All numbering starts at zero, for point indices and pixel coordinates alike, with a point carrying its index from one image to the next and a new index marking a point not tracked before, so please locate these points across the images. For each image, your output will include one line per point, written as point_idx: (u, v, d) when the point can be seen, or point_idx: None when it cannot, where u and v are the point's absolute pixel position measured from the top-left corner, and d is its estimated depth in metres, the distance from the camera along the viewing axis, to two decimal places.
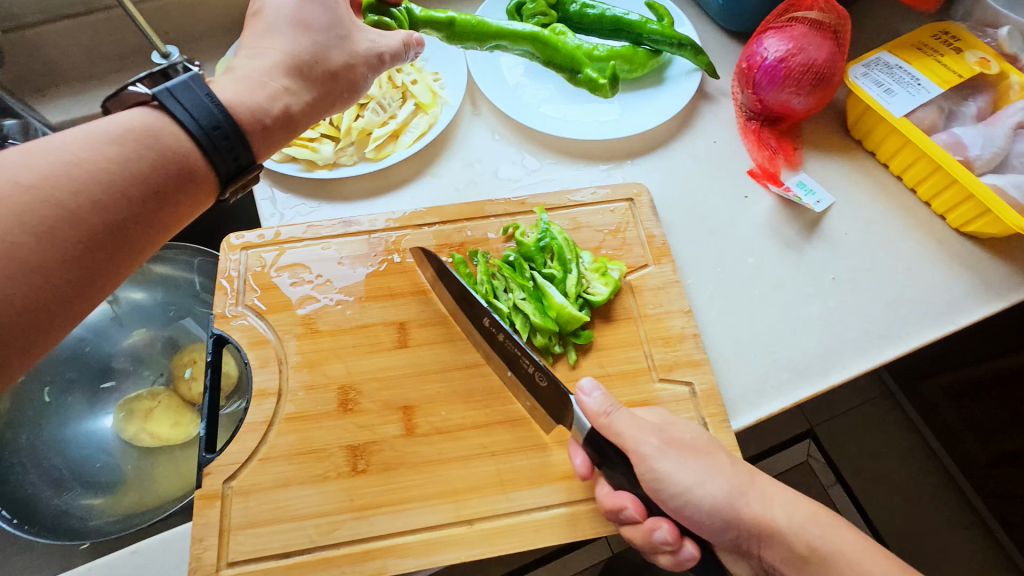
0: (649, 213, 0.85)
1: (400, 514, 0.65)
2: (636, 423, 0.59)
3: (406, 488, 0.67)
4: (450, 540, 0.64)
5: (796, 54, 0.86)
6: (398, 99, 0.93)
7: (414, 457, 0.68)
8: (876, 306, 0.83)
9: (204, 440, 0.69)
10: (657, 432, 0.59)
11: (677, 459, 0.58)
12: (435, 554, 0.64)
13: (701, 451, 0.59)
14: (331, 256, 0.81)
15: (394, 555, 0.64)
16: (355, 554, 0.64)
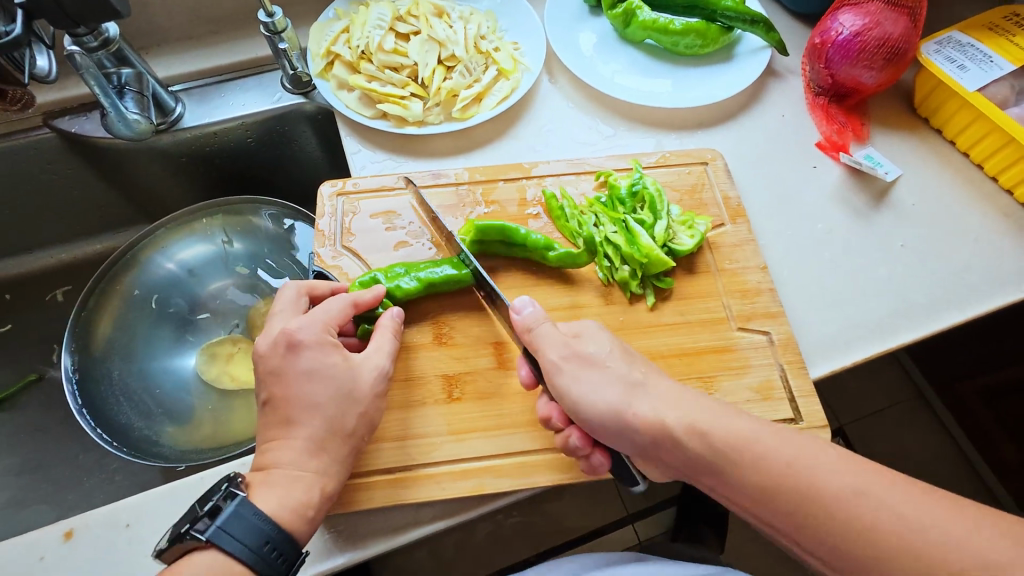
0: (724, 176, 0.90)
1: (496, 439, 0.69)
2: (576, 374, 0.62)
3: (500, 415, 0.71)
4: (544, 465, 0.68)
5: (871, 28, 0.89)
6: (482, 65, 0.97)
7: (507, 388, 0.73)
8: (946, 271, 0.85)
9: None
10: (562, 345, 0.64)
11: (574, 371, 0.63)
12: (530, 476, 0.68)
13: (598, 362, 0.63)
14: (422, 206, 0.86)
15: (490, 475, 0.67)
16: (454, 472, 0.68)
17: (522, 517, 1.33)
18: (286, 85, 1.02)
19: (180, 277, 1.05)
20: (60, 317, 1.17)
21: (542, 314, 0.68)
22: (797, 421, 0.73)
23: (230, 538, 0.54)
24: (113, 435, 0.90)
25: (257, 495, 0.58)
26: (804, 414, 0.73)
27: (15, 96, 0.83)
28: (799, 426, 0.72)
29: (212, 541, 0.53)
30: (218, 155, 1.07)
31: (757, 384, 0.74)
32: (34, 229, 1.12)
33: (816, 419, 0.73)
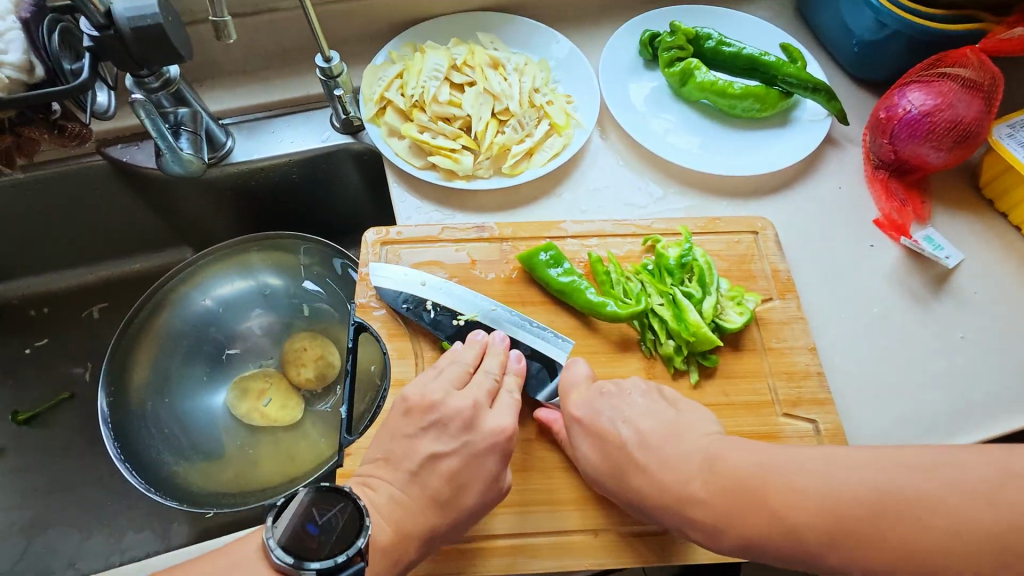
0: (774, 247, 0.85)
1: (531, 517, 0.67)
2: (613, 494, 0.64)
3: (536, 490, 0.68)
4: (578, 546, 0.67)
5: (943, 109, 0.86)
6: (534, 119, 0.96)
7: (544, 461, 0.70)
8: (1008, 369, 0.82)
9: (343, 423, 0.71)
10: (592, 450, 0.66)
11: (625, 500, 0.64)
12: (564, 558, 0.66)
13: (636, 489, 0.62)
14: (465, 260, 0.84)
15: (523, 555, 0.66)
16: (486, 549, 0.66)
17: None
18: (335, 125, 1.02)
19: (216, 308, 1.04)
20: (96, 334, 1.18)
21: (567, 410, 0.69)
22: None
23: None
24: (144, 470, 0.90)
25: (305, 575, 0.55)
26: None
27: (74, 131, 0.83)
28: None
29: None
30: (262, 189, 1.07)
31: None
32: (79, 246, 1.13)
33: None
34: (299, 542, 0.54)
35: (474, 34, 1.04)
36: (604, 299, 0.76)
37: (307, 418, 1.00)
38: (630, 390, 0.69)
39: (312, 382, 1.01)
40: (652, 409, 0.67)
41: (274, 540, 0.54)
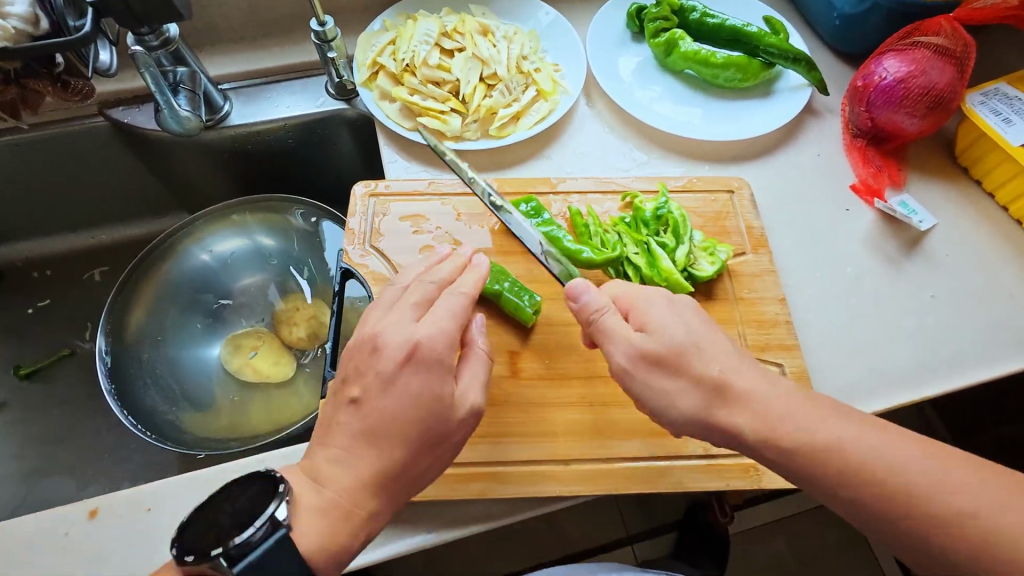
0: (748, 206, 0.90)
1: (505, 446, 0.70)
2: (644, 380, 0.61)
3: (511, 423, 0.72)
4: (549, 474, 0.69)
5: (917, 75, 0.89)
6: (522, 84, 0.99)
7: (518, 397, 0.74)
8: (976, 325, 0.84)
9: (329, 358, 0.76)
10: (626, 343, 0.62)
11: (642, 378, 0.61)
12: (535, 485, 0.69)
13: (673, 368, 0.60)
14: (450, 212, 0.88)
15: (495, 481, 0.69)
16: (461, 475, 0.69)
17: (523, 527, 1.33)
18: (330, 91, 1.05)
19: (212, 267, 1.08)
20: (96, 295, 1.21)
21: (603, 299, 0.66)
22: None
23: (253, 571, 0.53)
24: (138, 416, 0.94)
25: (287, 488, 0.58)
26: None
27: (78, 87, 0.86)
28: None
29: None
30: (258, 154, 1.10)
31: None
32: (82, 209, 1.17)
33: None
34: (208, 537, 0.54)
35: (466, 5, 1.08)
36: (580, 246, 0.81)
37: (298, 373, 1.02)
38: (648, 300, 0.64)
39: (303, 340, 1.05)
40: (676, 323, 0.62)
41: (178, 548, 0.53)
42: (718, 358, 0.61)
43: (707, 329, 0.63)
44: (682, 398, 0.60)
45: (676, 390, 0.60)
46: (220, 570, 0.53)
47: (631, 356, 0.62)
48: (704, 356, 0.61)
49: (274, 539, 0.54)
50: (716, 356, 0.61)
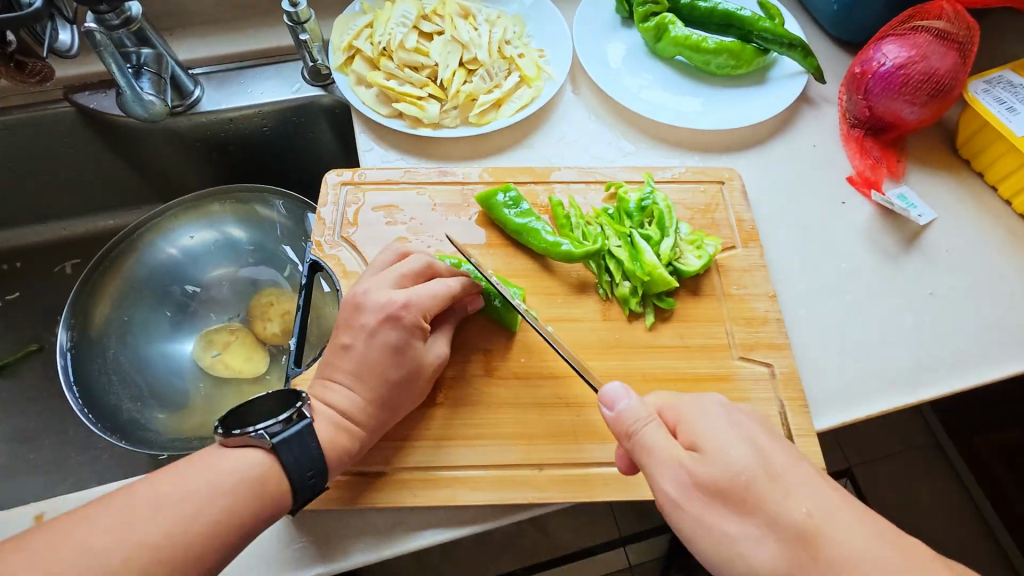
0: (739, 197, 0.86)
1: (476, 449, 0.67)
2: (701, 518, 0.50)
3: (484, 425, 0.68)
4: (522, 480, 0.65)
5: (917, 61, 0.85)
6: (504, 70, 0.94)
7: (492, 397, 0.70)
8: (977, 324, 0.80)
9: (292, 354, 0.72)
10: (675, 473, 0.51)
11: (699, 516, 0.50)
12: (507, 491, 0.65)
13: (746, 505, 0.49)
14: (426, 202, 0.84)
15: (465, 486, 0.65)
16: (429, 480, 0.65)
17: (508, 529, 1.28)
18: (305, 76, 1.02)
19: (183, 260, 1.04)
20: (66, 288, 1.16)
21: (644, 409, 0.55)
22: None
23: (287, 450, 0.56)
24: (100, 413, 0.90)
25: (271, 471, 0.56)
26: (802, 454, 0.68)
27: (36, 68, 0.82)
28: None
29: (273, 447, 0.56)
30: (231, 142, 1.06)
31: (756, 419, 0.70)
32: (48, 199, 1.11)
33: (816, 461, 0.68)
34: (243, 417, 0.57)
35: None
36: (559, 238, 0.77)
37: (272, 371, 0.98)
38: (711, 413, 0.55)
39: (278, 336, 1.00)
40: (740, 444, 0.52)
41: (220, 425, 0.57)
42: (804, 492, 0.50)
43: (786, 453, 0.52)
44: (760, 542, 0.49)
45: (746, 532, 0.49)
46: (260, 444, 0.56)
47: (684, 486, 0.51)
48: (786, 489, 0.50)
49: (304, 422, 0.58)
50: (807, 491, 0.50)
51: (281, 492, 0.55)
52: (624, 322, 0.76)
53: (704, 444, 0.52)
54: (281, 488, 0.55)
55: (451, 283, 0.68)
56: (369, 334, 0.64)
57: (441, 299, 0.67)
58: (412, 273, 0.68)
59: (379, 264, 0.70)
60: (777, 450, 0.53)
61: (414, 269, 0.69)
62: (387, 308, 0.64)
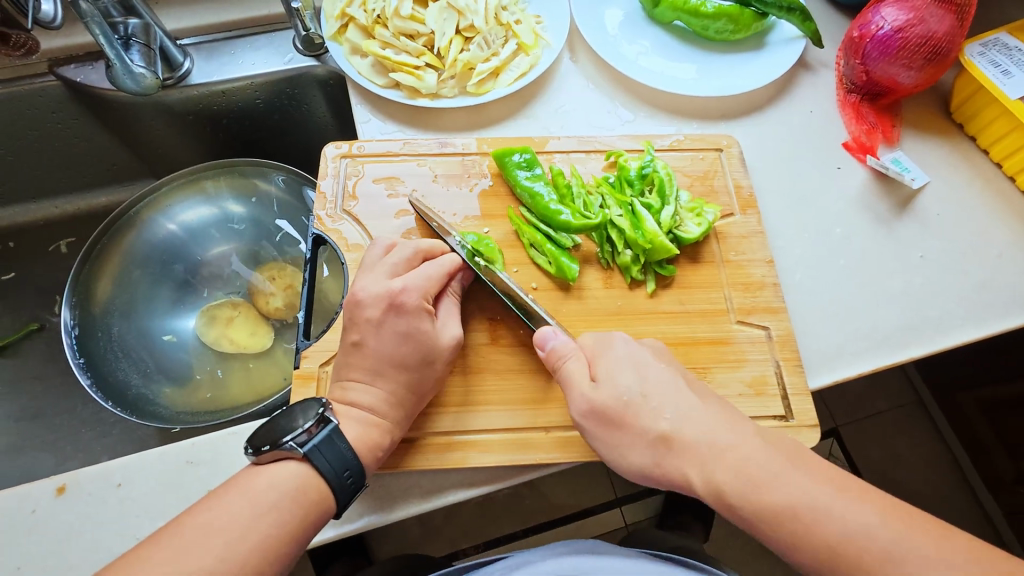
0: (737, 164, 0.87)
1: (485, 414, 0.69)
2: (598, 429, 0.60)
3: (492, 390, 0.70)
4: (530, 442, 0.68)
5: (915, 24, 0.84)
6: (502, 37, 0.92)
7: (499, 364, 0.72)
8: (964, 288, 0.82)
9: (301, 327, 0.73)
10: (582, 392, 0.60)
11: (591, 429, 0.60)
12: (517, 453, 0.67)
13: (625, 421, 0.58)
14: (427, 173, 0.84)
15: (475, 450, 0.67)
16: (443, 444, 0.67)
17: (510, 491, 1.32)
18: (298, 46, 0.98)
19: (181, 235, 1.04)
20: (63, 268, 1.15)
21: (570, 345, 0.64)
22: (789, 418, 0.71)
23: (320, 457, 0.57)
24: (107, 388, 0.91)
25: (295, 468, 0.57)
26: (796, 411, 0.71)
27: (20, 40, 0.92)
28: (791, 423, 0.71)
29: (306, 456, 0.57)
30: (225, 116, 1.04)
31: (751, 379, 0.73)
32: (36, 177, 1.08)
33: (808, 418, 0.71)
34: (268, 432, 0.58)
35: None
36: (560, 206, 0.78)
37: (277, 345, 0.99)
38: (622, 349, 0.62)
39: (281, 311, 1.01)
40: (630, 372, 0.60)
41: (249, 444, 0.58)
42: (673, 409, 0.58)
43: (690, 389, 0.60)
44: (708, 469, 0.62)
45: (624, 440, 0.58)
46: (290, 456, 0.57)
47: (586, 407, 0.60)
48: (653, 405, 0.58)
49: (330, 427, 0.59)
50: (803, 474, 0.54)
51: (323, 498, 0.57)
52: (625, 289, 0.77)
53: (603, 374, 0.61)
54: (322, 493, 0.57)
55: (443, 261, 0.70)
56: (377, 323, 0.64)
57: (436, 277, 0.69)
58: (405, 259, 0.70)
59: (370, 261, 0.70)
60: (667, 379, 0.60)
61: (406, 256, 0.70)
62: (385, 294, 0.65)
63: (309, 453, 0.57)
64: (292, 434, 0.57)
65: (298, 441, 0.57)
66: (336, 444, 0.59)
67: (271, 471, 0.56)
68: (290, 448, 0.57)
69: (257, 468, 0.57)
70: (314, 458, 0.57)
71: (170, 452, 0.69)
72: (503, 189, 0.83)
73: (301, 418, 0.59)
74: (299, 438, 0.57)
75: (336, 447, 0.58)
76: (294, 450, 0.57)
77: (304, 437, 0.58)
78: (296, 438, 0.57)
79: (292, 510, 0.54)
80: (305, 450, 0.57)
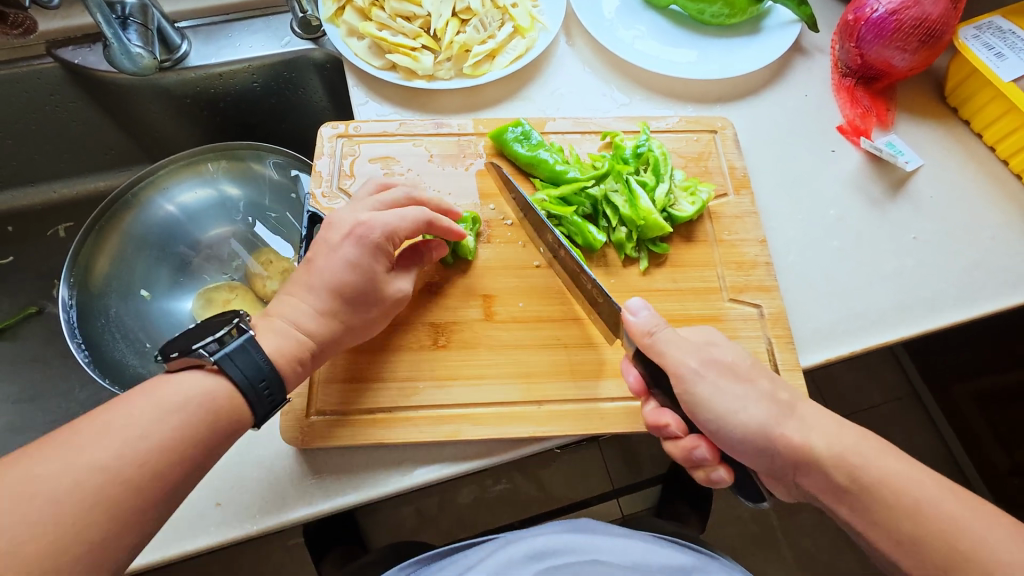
0: (732, 145, 0.88)
1: (477, 388, 0.70)
2: (718, 383, 0.60)
3: (482, 364, 0.71)
4: (523, 416, 0.68)
5: (910, 6, 0.84)
6: (498, 20, 0.93)
7: (492, 339, 0.73)
8: (956, 269, 0.83)
9: None
10: (695, 353, 0.61)
11: (716, 381, 0.60)
12: (509, 426, 0.68)
13: (744, 373, 0.61)
14: (423, 153, 0.84)
15: (468, 422, 0.68)
16: (435, 417, 0.68)
17: (505, 480, 1.32)
18: (295, 29, 0.99)
19: (180, 217, 1.05)
20: (61, 252, 1.15)
21: (658, 318, 0.63)
22: None
23: (232, 367, 0.56)
24: (107, 368, 0.92)
25: (199, 376, 0.55)
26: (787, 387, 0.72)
27: (17, 19, 0.90)
28: None
29: (214, 360, 0.55)
30: (222, 98, 1.05)
31: None
32: (34, 160, 1.09)
33: None
34: (179, 340, 0.56)
35: None
36: (568, 167, 0.81)
37: None
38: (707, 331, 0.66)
39: (278, 293, 1.01)
40: (732, 343, 0.64)
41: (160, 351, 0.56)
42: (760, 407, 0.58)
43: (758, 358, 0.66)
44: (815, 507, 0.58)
45: (744, 394, 0.60)
46: (199, 364, 0.55)
47: (703, 362, 0.61)
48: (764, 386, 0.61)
49: (245, 336, 0.57)
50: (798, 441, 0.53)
51: (236, 407, 0.56)
52: (620, 268, 0.78)
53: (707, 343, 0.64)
54: (235, 402, 0.55)
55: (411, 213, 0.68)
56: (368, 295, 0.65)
57: (402, 223, 0.68)
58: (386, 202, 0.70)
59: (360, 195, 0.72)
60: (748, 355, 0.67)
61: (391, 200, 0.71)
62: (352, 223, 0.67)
63: (219, 361, 0.55)
64: (202, 343, 0.55)
65: (207, 350, 0.55)
66: (247, 354, 0.57)
67: (178, 379, 0.54)
68: (195, 354, 0.55)
69: (169, 375, 0.55)
70: (226, 374, 0.55)
71: None
72: (502, 158, 0.84)
73: (214, 332, 0.57)
74: (209, 348, 0.55)
75: (250, 362, 0.56)
76: (205, 360, 0.55)
77: (213, 345, 0.55)
78: (206, 347, 0.55)
79: (209, 428, 0.53)
80: (213, 357, 0.55)
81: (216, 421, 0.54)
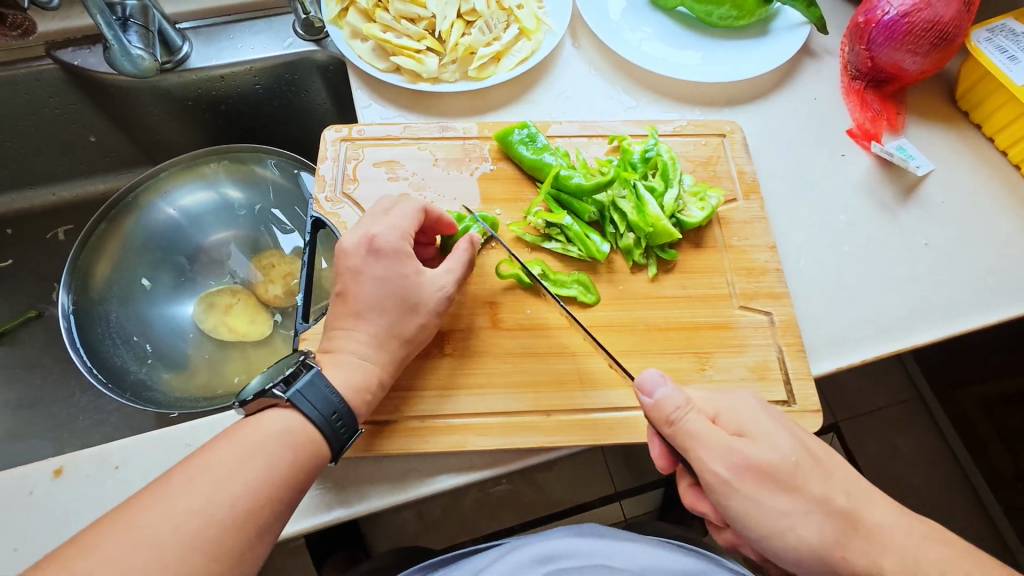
0: (741, 150, 0.86)
1: (483, 398, 0.68)
2: (754, 492, 0.53)
3: (488, 373, 0.70)
4: (530, 426, 0.67)
5: (922, 9, 0.83)
6: (503, 22, 0.91)
7: (499, 348, 0.71)
8: (969, 275, 0.82)
9: (300, 310, 0.70)
10: (726, 455, 0.54)
11: (751, 493, 0.53)
12: (515, 436, 0.67)
13: (789, 480, 0.54)
14: (427, 157, 0.83)
15: (475, 433, 0.66)
16: (441, 427, 0.67)
17: (508, 485, 1.31)
18: (298, 31, 0.97)
19: (181, 220, 1.04)
20: (61, 255, 1.14)
21: (681, 394, 0.57)
22: (790, 403, 0.71)
23: (304, 401, 0.56)
24: (107, 373, 0.91)
25: (278, 415, 0.55)
26: (798, 396, 0.71)
27: (15, 20, 0.90)
28: (793, 408, 0.70)
29: (290, 402, 0.56)
30: (224, 101, 1.03)
31: (753, 364, 0.72)
32: (33, 163, 1.08)
33: (811, 403, 0.71)
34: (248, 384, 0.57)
35: None
36: (572, 172, 0.79)
37: (277, 334, 0.98)
38: (745, 404, 0.58)
39: (281, 298, 1.00)
40: (781, 433, 0.56)
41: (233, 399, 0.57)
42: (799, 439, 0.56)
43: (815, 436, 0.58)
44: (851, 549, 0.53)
45: (793, 508, 0.53)
46: (273, 404, 0.56)
47: (735, 467, 0.54)
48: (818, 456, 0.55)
49: (312, 371, 0.58)
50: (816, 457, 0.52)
51: (315, 445, 0.56)
52: (628, 275, 0.77)
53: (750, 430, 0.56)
54: (310, 437, 0.55)
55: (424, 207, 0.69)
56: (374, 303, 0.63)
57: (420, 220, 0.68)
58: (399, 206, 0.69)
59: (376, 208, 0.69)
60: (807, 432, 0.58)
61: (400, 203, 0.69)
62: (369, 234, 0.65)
63: (292, 399, 0.56)
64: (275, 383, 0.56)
65: (277, 390, 0.56)
66: (320, 388, 0.57)
67: (255, 423, 0.54)
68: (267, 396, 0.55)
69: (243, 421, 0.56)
70: (298, 411, 0.56)
71: (168, 435, 0.69)
72: (508, 163, 0.83)
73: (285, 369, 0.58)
74: (280, 387, 0.56)
75: (318, 396, 0.57)
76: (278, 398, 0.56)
77: (285, 385, 0.56)
78: (279, 387, 0.56)
79: (280, 454, 0.53)
80: (287, 398, 0.56)
81: (247, 451, 0.52)
